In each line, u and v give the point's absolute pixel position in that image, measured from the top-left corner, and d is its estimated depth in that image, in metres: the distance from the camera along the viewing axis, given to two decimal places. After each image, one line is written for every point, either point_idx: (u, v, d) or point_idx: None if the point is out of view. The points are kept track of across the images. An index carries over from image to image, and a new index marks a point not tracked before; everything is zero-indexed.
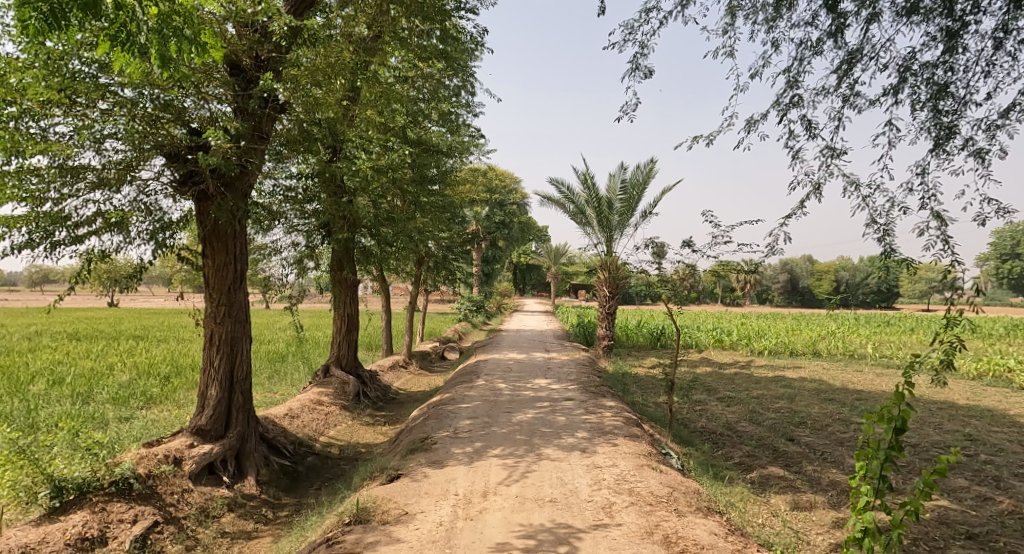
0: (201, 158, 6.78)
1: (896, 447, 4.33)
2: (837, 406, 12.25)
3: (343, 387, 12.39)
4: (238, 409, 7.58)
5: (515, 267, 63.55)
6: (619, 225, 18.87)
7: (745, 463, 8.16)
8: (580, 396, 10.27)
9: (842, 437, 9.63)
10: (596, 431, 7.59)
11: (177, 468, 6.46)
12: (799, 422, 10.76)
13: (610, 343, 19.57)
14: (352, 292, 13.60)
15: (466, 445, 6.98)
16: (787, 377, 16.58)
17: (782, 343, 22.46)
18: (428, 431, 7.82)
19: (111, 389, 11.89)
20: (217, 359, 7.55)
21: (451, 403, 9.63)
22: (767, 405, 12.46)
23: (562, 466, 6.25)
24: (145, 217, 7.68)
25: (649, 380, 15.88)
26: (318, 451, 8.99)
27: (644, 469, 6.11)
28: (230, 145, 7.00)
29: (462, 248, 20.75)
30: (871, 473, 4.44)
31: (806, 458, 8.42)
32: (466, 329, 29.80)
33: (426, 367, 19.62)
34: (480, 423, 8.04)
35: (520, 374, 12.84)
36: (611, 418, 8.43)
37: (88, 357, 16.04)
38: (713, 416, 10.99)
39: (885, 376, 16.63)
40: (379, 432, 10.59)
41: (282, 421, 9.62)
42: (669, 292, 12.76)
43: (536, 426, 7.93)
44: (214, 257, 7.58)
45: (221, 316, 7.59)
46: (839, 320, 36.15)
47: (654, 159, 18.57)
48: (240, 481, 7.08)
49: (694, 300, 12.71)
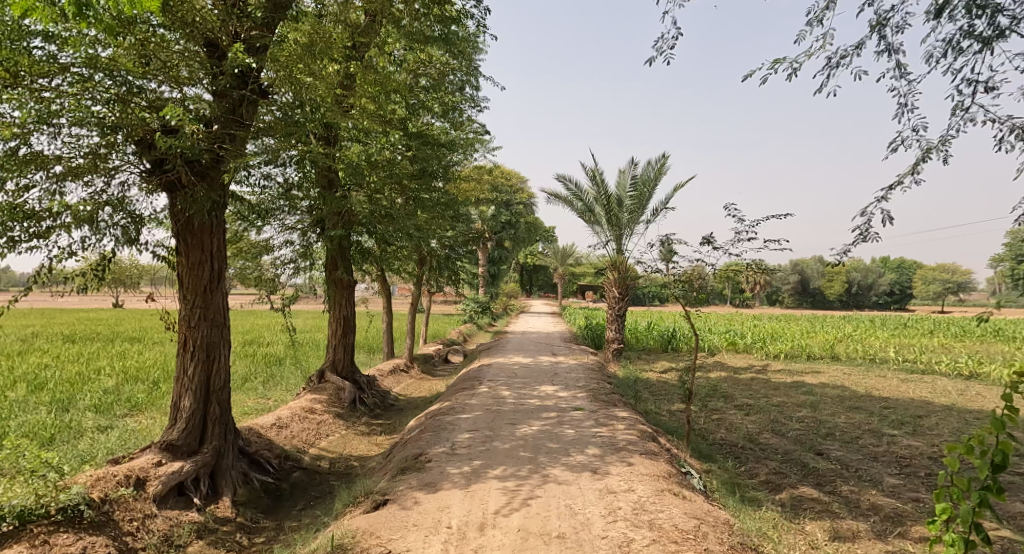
0: (162, 138, 6.09)
1: (997, 488, 3.73)
2: (865, 416, 11.47)
3: (338, 394, 11.71)
4: (216, 422, 6.88)
5: (522, 267, 62.94)
6: (629, 223, 18.12)
7: (772, 482, 7.41)
8: (590, 405, 9.53)
9: (876, 452, 8.87)
10: (608, 448, 6.86)
11: (140, 490, 5.79)
12: (826, 434, 9.99)
13: (620, 346, 18.81)
14: (350, 293, 12.85)
15: (463, 465, 6.26)
16: (807, 383, 15.81)
17: (798, 346, 21.65)
18: (422, 447, 7.11)
19: (93, 396, 11.26)
20: (192, 366, 6.83)
21: (450, 413, 8.92)
22: (790, 414, 11.69)
23: (572, 491, 5.52)
24: (114, 212, 6.95)
25: (661, 386, 15.15)
26: (306, 466, 8.30)
27: (665, 496, 5.37)
28: (198, 126, 6.32)
29: (466, 247, 20.08)
30: (960, 519, 3.78)
31: (840, 476, 7.66)
32: (471, 331, 29.16)
33: (429, 371, 18.96)
34: (480, 438, 7.33)
35: (526, 380, 12.13)
36: (624, 432, 7.71)
37: (77, 360, 15.42)
38: (733, 428, 10.24)
39: (911, 383, 15.79)
40: (374, 443, 9.89)
41: (268, 431, 8.93)
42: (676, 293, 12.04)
43: (542, 441, 7.20)
44: (188, 255, 6.91)
45: (196, 319, 6.88)
46: (853, 323, 35.28)
47: (666, 155, 17.85)
48: (214, 502, 6.41)
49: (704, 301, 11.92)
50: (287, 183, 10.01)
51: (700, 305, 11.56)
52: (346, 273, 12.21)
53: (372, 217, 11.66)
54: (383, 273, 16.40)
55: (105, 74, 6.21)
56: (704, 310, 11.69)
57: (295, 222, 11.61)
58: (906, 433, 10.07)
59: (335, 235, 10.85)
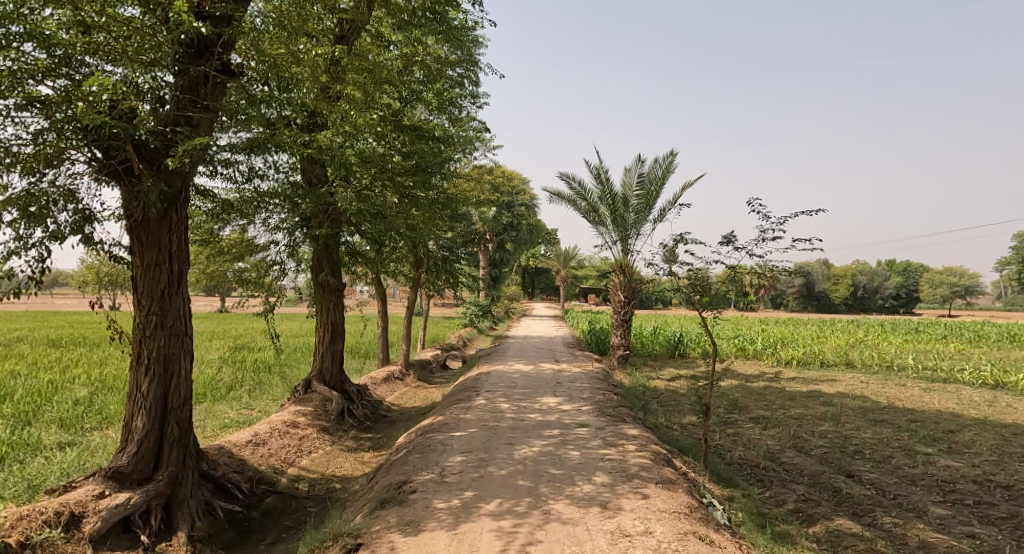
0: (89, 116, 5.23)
1: None
2: (894, 431, 10.63)
3: (324, 406, 10.90)
4: (174, 444, 6.07)
5: (523, 270, 62.10)
6: (636, 224, 17.30)
7: (803, 512, 6.60)
8: (596, 421, 8.70)
9: (913, 474, 8.05)
10: (619, 475, 6.05)
11: (73, 531, 5.14)
12: (854, 452, 9.18)
13: (626, 352, 17.98)
14: (340, 298, 11.91)
15: (453, 497, 5.47)
16: (824, 393, 14.97)
17: (811, 352, 20.81)
18: (408, 473, 6.29)
19: (61, 408, 10.45)
20: (146, 381, 6.02)
21: (442, 431, 8.09)
22: (812, 429, 10.84)
23: (579, 534, 4.72)
24: (64, 206, 6.13)
25: (670, 395, 14.32)
26: (282, 490, 7.47)
27: (690, 543, 4.56)
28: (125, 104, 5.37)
29: (465, 249, 19.24)
30: None
31: (878, 505, 6.84)
32: (471, 335, 28.36)
33: (426, 377, 18.15)
34: (474, 461, 6.52)
35: (527, 391, 11.31)
36: (636, 454, 6.89)
37: (54, 367, 14.61)
38: (751, 445, 9.43)
39: (935, 393, 14.93)
40: (360, 462, 9.08)
41: (242, 449, 8.09)
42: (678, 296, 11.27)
43: (543, 467, 6.39)
44: (143, 256, 6.08)
45: (151, 328, 6.07)
46: (864, 327, 34.34)
47: (674, 152, 17.02)
48: (165, 539, 5.66)
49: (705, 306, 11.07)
50: (268, 176, 9.27)
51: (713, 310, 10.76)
52: (329, 277, 11.32)
53: (362, 216, 10.96)
54: (377, 273, 15.68)
55: (43, 48, 5.43)
56: (719, 317, 10.88)
57: (280, 220, 10.87)
58: (941, 451, 9.23)
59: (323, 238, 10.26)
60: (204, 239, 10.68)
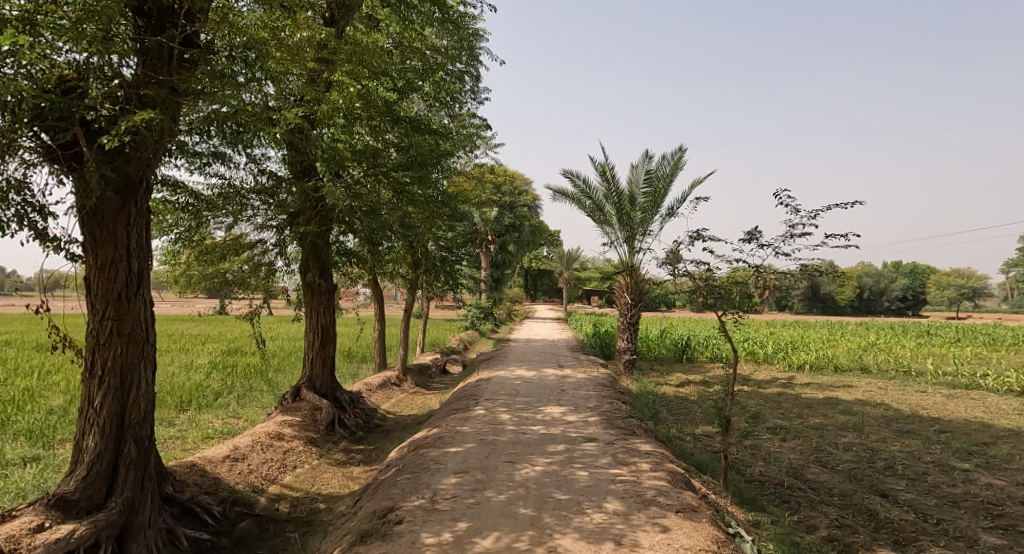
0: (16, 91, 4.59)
1: None
2: (923, 443, 9.93)
3: (313, 416, 10.21)
4: (132, 466, 5.40)
5: (526, 272, 61.49)
6: (642, 223, 16.60)
7: (839, 541, 5.90)
8: (605, 434, 8.00)
9: (954, 493, 7.34)
10: (634, 502, 5.35)
11: None
12: (884, 467, 8.46)
13: (633, 357, 17.14)
14: (330, 300, 11.12)
15: (444, 531, 4.80)
16: (841, 400, 14.25)
17: (824, 357, 20.07)
18: (395, 498, 5.59)
19: (31, 418, 9.78)
20: (100, 396, 5.34)
21: (436, 446, 7.38)
22: (834, 441, 10.12)
23: None
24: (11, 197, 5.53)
25: (680, 403, 13.61)
26: (259, 512, 6.78)
27: None
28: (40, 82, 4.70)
29: (465, 250, 18.58)
30: None
31: (921, 531, 6.13)
32: (472, 338, 27.68)
33: (424, 383, 17.46)
34: (470, 483, 5.83)
35: (529, 400, 10.60)
36: (650, 475, 6.19)
37: (34, 373, 13.94)
38: (772, 460, 8.71)
39: (959, 401, 14.19)
40: (349, 478, 8.38)
41: (218, 466, 7.39)
42: (686, 299, 10.59)
43: (548, 490, 5.69)
44: (97, 254, 5.38)
45: (107, 334, 5.38)
46: (874, 330, 33.57)
47: (683, 148, 16.33)
48: None
49: (708, 308, 10.44)
50: (250, 167, 8.62)
51: (728, 313, 10.10)
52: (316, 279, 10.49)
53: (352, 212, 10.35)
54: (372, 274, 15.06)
55: None
56: (735, 320, 10.21)
57: (267, 216, 10.24)
58: (979, 466, 8.51)
59: (311, 235, 9.66)
60: (187, 235, 10.05)
